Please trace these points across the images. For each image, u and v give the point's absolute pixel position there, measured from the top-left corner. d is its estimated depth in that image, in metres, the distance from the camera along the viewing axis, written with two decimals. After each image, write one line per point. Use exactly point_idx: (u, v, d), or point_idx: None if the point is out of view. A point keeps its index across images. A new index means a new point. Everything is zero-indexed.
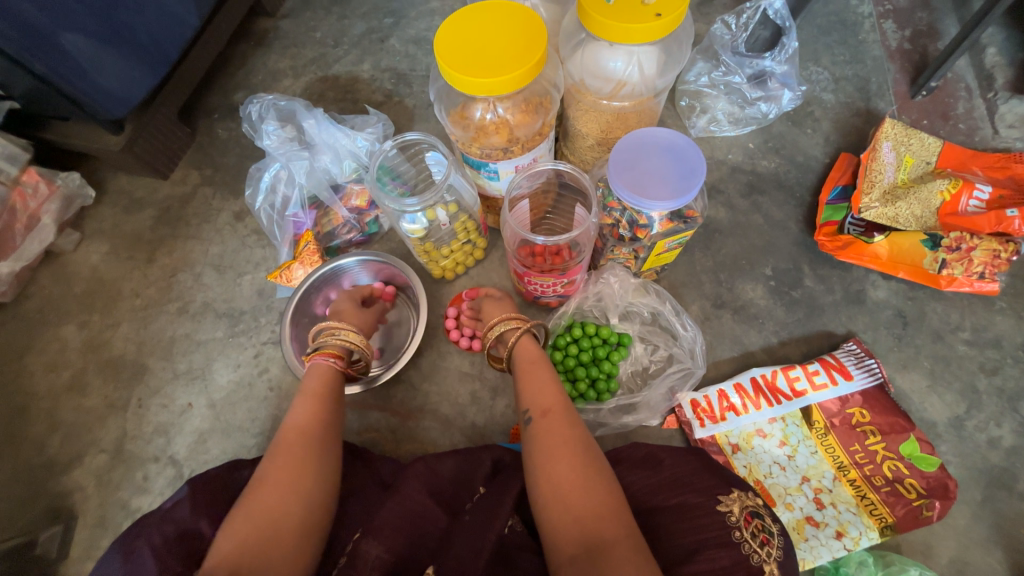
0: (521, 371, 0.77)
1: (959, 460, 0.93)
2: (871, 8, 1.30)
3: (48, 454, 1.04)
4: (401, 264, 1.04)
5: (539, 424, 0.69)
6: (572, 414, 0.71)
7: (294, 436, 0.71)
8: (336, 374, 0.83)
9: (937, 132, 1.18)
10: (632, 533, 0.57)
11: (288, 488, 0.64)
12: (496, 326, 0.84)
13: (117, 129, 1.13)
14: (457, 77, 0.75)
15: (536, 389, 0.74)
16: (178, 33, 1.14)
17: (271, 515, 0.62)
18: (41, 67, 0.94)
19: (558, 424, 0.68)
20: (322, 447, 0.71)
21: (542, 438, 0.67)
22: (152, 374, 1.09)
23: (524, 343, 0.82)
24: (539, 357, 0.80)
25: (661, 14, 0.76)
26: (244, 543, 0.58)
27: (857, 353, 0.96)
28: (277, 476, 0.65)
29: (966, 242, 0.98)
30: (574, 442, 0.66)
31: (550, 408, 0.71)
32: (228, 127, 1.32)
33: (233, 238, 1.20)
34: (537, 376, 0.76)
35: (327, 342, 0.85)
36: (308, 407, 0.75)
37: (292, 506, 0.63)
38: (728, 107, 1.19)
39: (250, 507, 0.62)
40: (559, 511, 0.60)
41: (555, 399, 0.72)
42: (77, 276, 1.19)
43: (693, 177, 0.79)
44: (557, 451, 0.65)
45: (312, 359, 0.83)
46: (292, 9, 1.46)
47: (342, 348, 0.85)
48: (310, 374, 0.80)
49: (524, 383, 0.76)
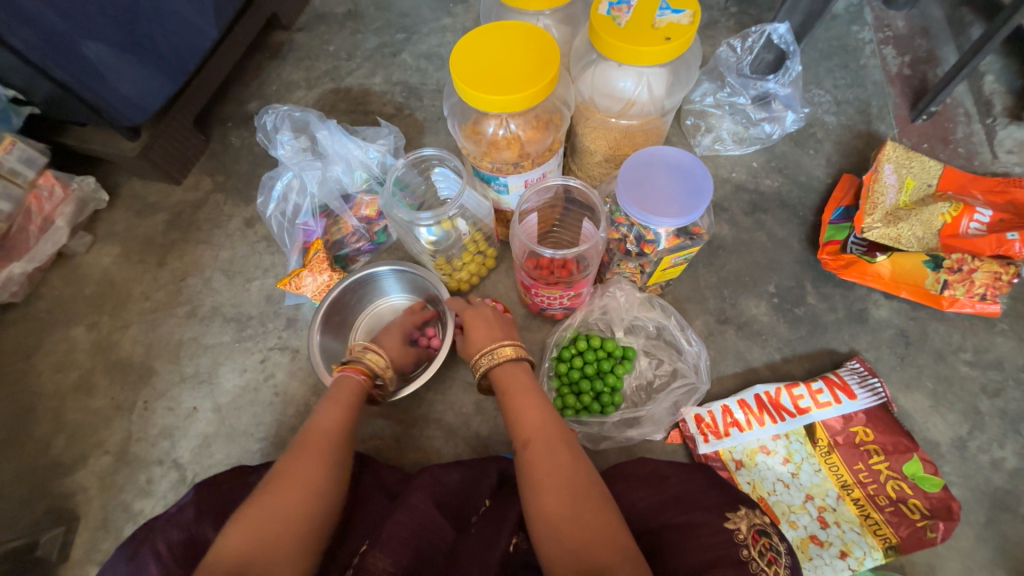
0: (504, 398, 0.76)
1: (962, 481, 0.93)
2: (871, 35, 1.33)
3: (52, 455, 1.04)
4: (430, 278, 1.03)
5: (525, 455, 0.69)
6: (556, 437, 0.70)
7: (313, 437, 0.73)
8: (363, 393, 0.83)
9: (937, 155, 1.20)
10: (628, 555, 0.58)
11: (301, 489, 0.66)
12: (483, 356, 0.80)
13: (133, 135, 1.16)
14: (471, 94, 0.77)
15: (519, 416, 0.73)
16: (198, 45, 1.18)
17: (283, 514, 0.63)
18: (62, 74, 0.97)
19: (542, 453, 0.68)
20: (340, 457, 0.73)
21: (528, 470, 0.67)
22: (159, 377, 1.10)
23: (503, 370, 0.78)
24: (522, 378, 0.78)
25: (671, 38, 0.79)
26: (260, 525, 0.61)
27: (860, 371, 0.96)
28: (294, 470, 0.68)
29: (968, 263, 1.00)
30: (561, 469, 0.66)
31: (534, 435, 0.71)
32: (241, 135, 1.35)
33: (243, 243, 1.22)
34: (520, 402, 0.74)
35: (360, 358, 0.86)
36: (334, 413, 0.77)
37: (301, 508, 0.65)
38: (732, 127, 1.22)
39: (268, 495, 0.65)
40: (552, 546, 0.60)
41: (538, 425, 0.71)
42: (89, 278, 1.20)
43: (700, 195, 0.81)
44: (543, 484, 0.65)
45: (341, 371, 0.84)
46: (307, 23, 1.50)
47: (371, 368, 0.85)
48: (341, 385, 0.81)
49: (507, 412, 0.75)
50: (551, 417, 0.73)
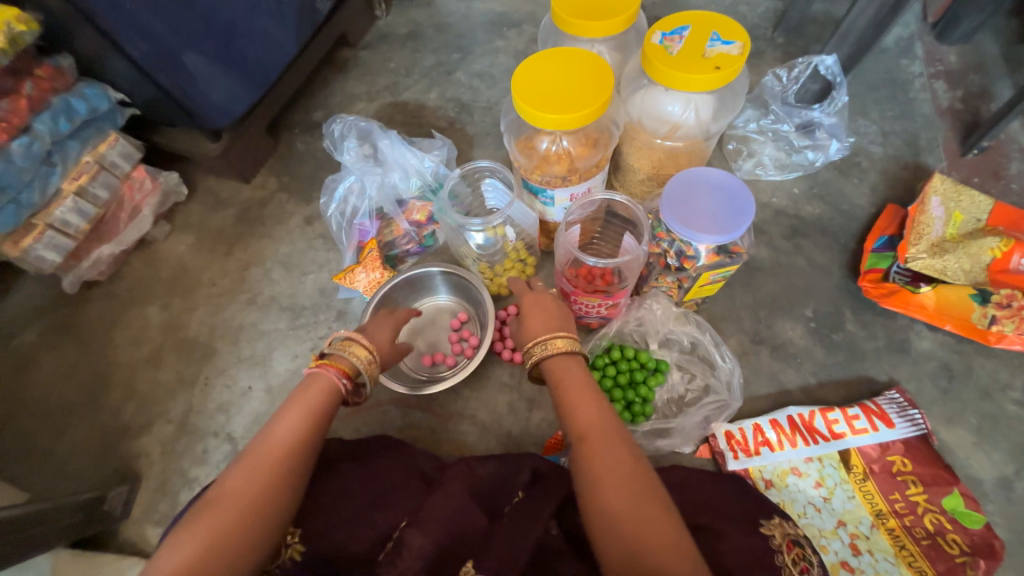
0: (558, 392, 0.75)
1: (1006, 523, 0.90)
2: (921, 68, 1.34)
3: (122, 420, 1.15)
4: (472, 280, 1.08)
5: (581, 450, 0.68)
6: (613, 434, 0.69)
7: (254, 457, 0.69)
8: (335, 392, 0.76)
9: (988, 190, 1.19)
10: (692, 559, 0.57)
11: (241, 502, 0.65)
12: (538, 345, 0.79)
13: (215, 138, 1.30)
14: (529, 112, 0.83)
15: (574, 411, 0.72)
16: (279, 59, 1.31)
17: (224, 524, 0.63)
18: (166, 81, 1.10)
19: (600, 449, 0.67)
20: (287, 471, 0.69)
21: (586, 466, 0.67)
22: (219, 356, 1.19)
23: (557, 363, 0.77)
24: (577, 373, 0.77)
25: (720, 67, 0.84)
26: (201, 536, 0.62)
27: (899, 402, 0.95)
28: (239, 482, 0.66)
29: (1018, 300, 0.98)
30: (619, 467, 0.65)
31: (590, 431, 0.69)
32: (306, 141, 1.47)
33: (302, 239, 1.32)
34: (575, 398, 0.73)
35: (339, 352, 0.80)
36: (293, 422, 0.72)
37: (239, 521, 0.63)
38: (775, 153, 1.24)
39: (214, 504, 0.65)
40: (613, 543, 0.60)
41: (594, 421, 0.70)
42: (165, 263, 1.33)
43: (742, 215, 0.84)
44: (601, 482, 0.64)
45: (318, 367, 0.78)
46: (372, 41, 1.63)
47: (352, 366, 0.79)
48: (310, 384, 0.75)
49: (561, 406, 0.74)
50: (606, 413, 0.71)
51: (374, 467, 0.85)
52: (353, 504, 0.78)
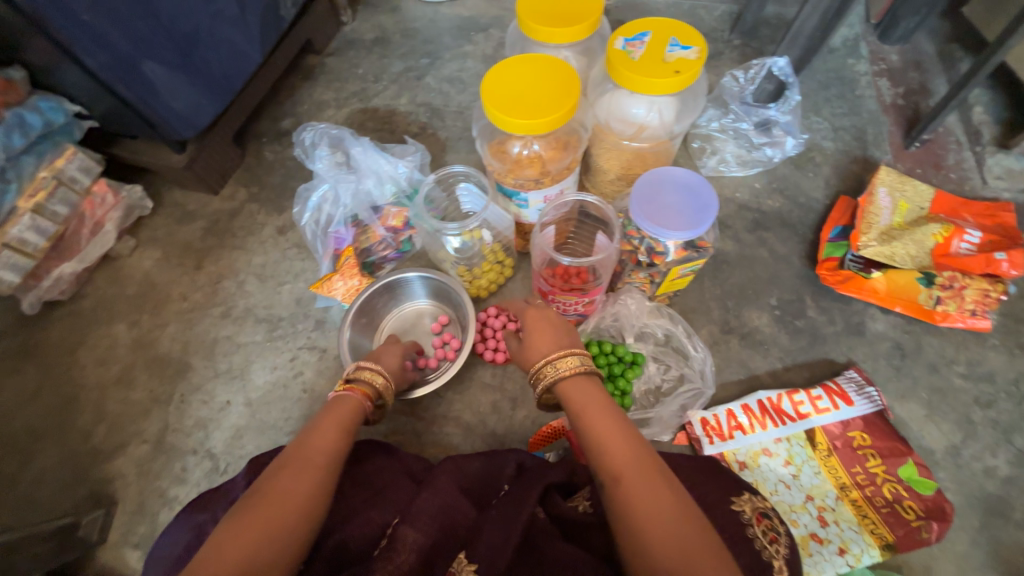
0: (582, 424, 0.70)
1: (956, 487, 0.97)
2: (866, 67, 1.43)
3: (92, 443, 1.11)
4: (449, 284, 1.09)
5: (616, 490, 0.63)
6: (649, 470, 0.63)
7: (305, 457, 0.72)
8: (361, 412, 0.83)
9: (930, 180, 1.28)
10: None
11: (296, 492, 0.68)
12: (552, 365, 0.76)
13: (181, 148, 1.26)
14: (500, 118, 0.86)
15: (603, 446, 0.67)
16: (244, 67, 1.29)
17: (281, 507, 0.66)
18: (127, 92, 1.07)
19: (638, 489, 0.62)
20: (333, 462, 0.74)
21: (624, 507, 0.61)
22: (194, 372, 1.17)
23: (574, 386, 0.74)
24: (596, 398, 0.72)
25: (680, 71, 0.88)
26: (260, 520, 0.64)
27: (857, 381, 1.02)
28: (290, 468, 0.70)
29: (958, 280, 1.07)
30: (661, 510, 0.59)
31: (624, 468, 0.64)
32: (276, 150, 1.45)
33: (276, 250, 1.30)
34: (602, 430, 0.68)
35: (356, 377, 0.87)
36: (334, 423, 0.78)
37: (292, 506, 0.66)
38: (736, 150, 1.30)
39: (268, 490, 0.68)
40: None
41: (626, 456, 0.65)
42: (131, 278, 1.29)
43: (707, 212, 0.89)
44: (648, 525, 0.59)
45: (343, 392, 0.84)
46: (339, 47, 1.62)
47: (373, 390, 0.87)
48: (340, 402, 0.81)
49: (587, 440, 0.69)
50: (639, 446, 0.66)
51: (365, 471, 0.87)
52: (348, 503, 0.80)
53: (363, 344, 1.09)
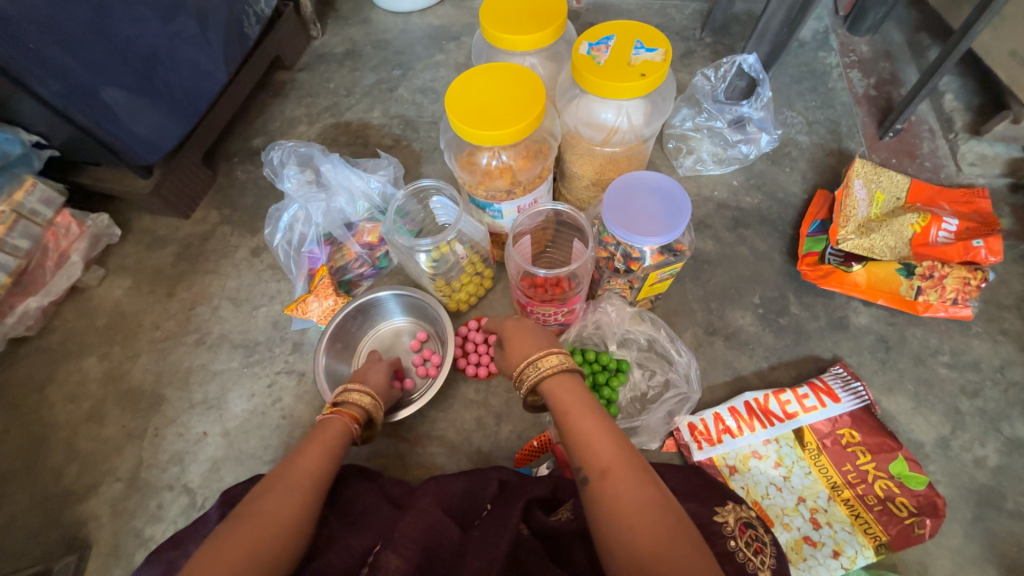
0: (568, 421, 0.69)
1: (948, 480, 0.97)
2: (837, 59, 1.43)
3: (64, 484, 1.07)
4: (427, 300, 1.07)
5: (602, 485, 0.61)
6: (636, 466, 0.63)
7: (289, 480, 0.70)
8: (349, 436, 0.81)
9: (905, 169, 1.28)
10: None
11: (281, 516, 0.66)
12: (533, 367, 0.76)
13: (146, 173, 1.23)
14: (465, 130, 0.84)
15: (589, 442, 0.66)
16: (208, 88, 1.26)
17: (268, 530, 0.63)
18: (84, 118, 1.03)
19: (625, 484, 0.61)
20: (317, 486, 0.72)
21: (609, 502, 0.60)
22: (169, 404, 1.13)
23: (557, 383, 0.74)
24: (578, 397, 0.71)
25: (646, 74, 0.86)
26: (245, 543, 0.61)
27: (843, 376, 1.01)
28: (274, 491, 0.68)
29: (938, 270, 1.06)
30: (649, 504, 0.59)
31: (611, 464, 0.63)
32: (247, 169, 1.42)
33: (250, 272, 1.27)
34: (588, 427, 0.67)
35: (344, 400, 0.85)
36: (319, 449, 0.76)
37: (277, 529, 0.64)
38: (712, 148, 1.30)
39: (251, 512, 0.65)
40: None
41: (613, 452, 0.64)
42: (100, 310, 1.25)
43: (679, 215, 0.87)
44: (634, 519, 0.57)
45: (328, 415, 0.82)
46: (309, 62, 1.60)
47: (360, 413, 0.85)
48: (327, 426, 0.79)
49: (573, 437, 0.67)
50: (625, 444, 0.65)
51: (345, 498, 0.84)
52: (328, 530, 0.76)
53: (341, 369, 1.06)
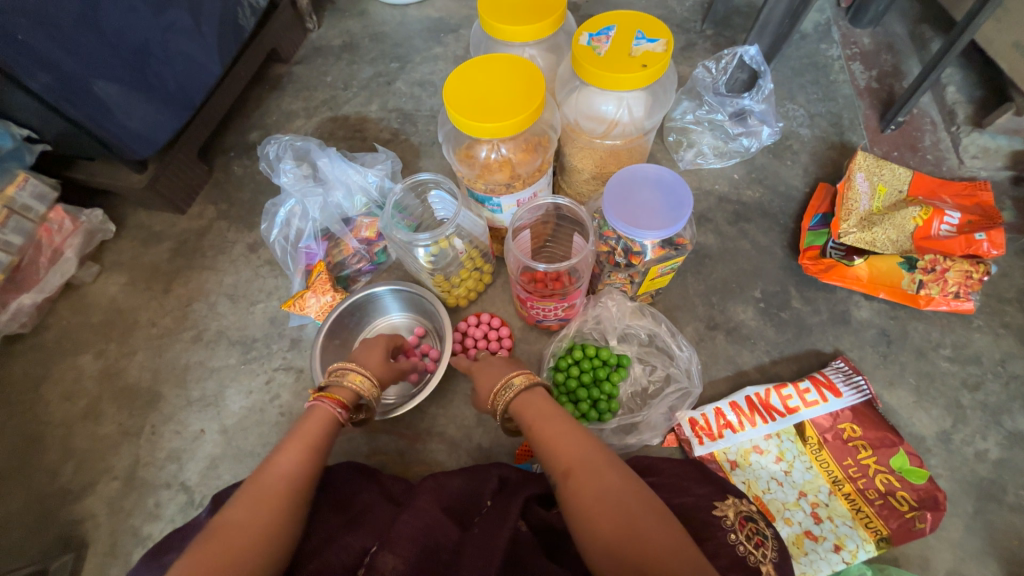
0: (531, 430, 0.72)
1: (949, 473, 0.96)
2: (839, 52, 1.42)
3: (60, 483, 1.06)
4: (427, 296, 1.07)
5: (567, 485, 0.64)
6: (597, 459, 0.66)
7: (263, 488, 0.68)
8: (335, 423, 0.79)
9: (907, 162, 1.27)
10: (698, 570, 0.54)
11: (252, 526, 0.64)
12: (504, 388, 0.77)
13: (140, 168, 1.21)
14: (464, 122, 0.82)
15: (552, 446, 0.69)
16: (203, 81, 1.24)
17: (237, 544, 0.62)
18: (75, 113, 1.01)
19: (586, 479, 0.63)
20: (293, 491, 0.70)
21: (574, 500, 0.63)
22: (166, 402, 1.12)
23: (524, 401, 0.75)
24: (542, 404, 0.74)
25: (647, 65, 0.85)
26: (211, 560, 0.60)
27: (844, 370, 1.00)
28: (245, 502, 0.67)
29: (940, 263, 1.05)
30: (608, 494, 0.61)
31: (573, 463, 0.66)
32: (243, 164, 1.41)
33: (247, 268, 1.26)
34: (550, 433, 0.70)
35: (335, 383, 0.83)
36: (296, 452, 0.74)
37: (247, 540, 0.63)
38: (713, 142, 1.29)
39: (221, 526, 0.64)
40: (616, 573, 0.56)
41: (574, 452, 0.67)
42: (96, 306, 1.24)
43: (681, 209, 0.86)
44: (595, 511, 0.61)
45: (317, 400, 0.80)
46: (305, 55, 1.57)
47: (350, 396, 0.82)
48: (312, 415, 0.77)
49: (539, 444, 0.71)
50: (587, 442, 0.68)
51: (343, 496, 0.83)
52: (326, 527, 0.76)
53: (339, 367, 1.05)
